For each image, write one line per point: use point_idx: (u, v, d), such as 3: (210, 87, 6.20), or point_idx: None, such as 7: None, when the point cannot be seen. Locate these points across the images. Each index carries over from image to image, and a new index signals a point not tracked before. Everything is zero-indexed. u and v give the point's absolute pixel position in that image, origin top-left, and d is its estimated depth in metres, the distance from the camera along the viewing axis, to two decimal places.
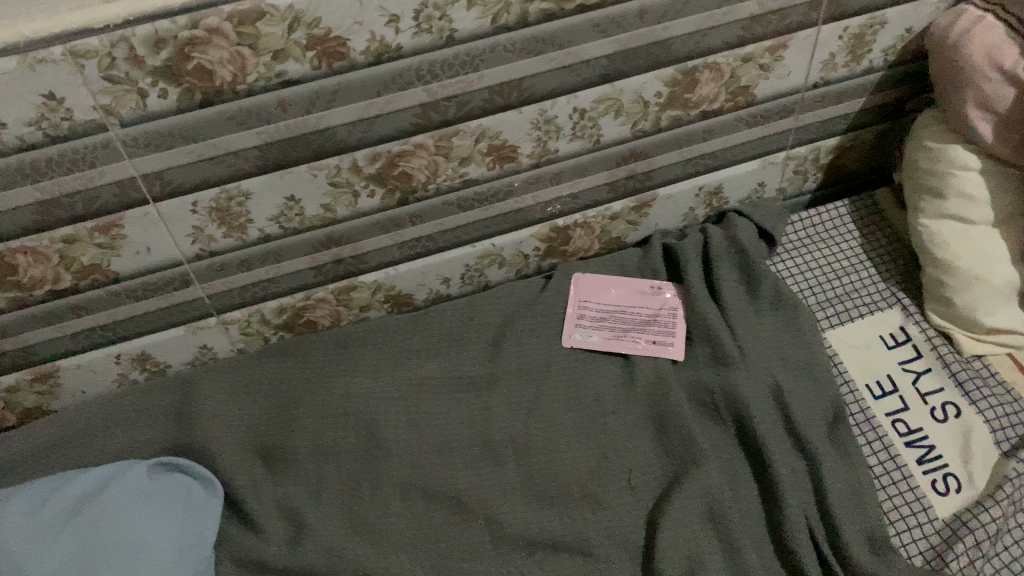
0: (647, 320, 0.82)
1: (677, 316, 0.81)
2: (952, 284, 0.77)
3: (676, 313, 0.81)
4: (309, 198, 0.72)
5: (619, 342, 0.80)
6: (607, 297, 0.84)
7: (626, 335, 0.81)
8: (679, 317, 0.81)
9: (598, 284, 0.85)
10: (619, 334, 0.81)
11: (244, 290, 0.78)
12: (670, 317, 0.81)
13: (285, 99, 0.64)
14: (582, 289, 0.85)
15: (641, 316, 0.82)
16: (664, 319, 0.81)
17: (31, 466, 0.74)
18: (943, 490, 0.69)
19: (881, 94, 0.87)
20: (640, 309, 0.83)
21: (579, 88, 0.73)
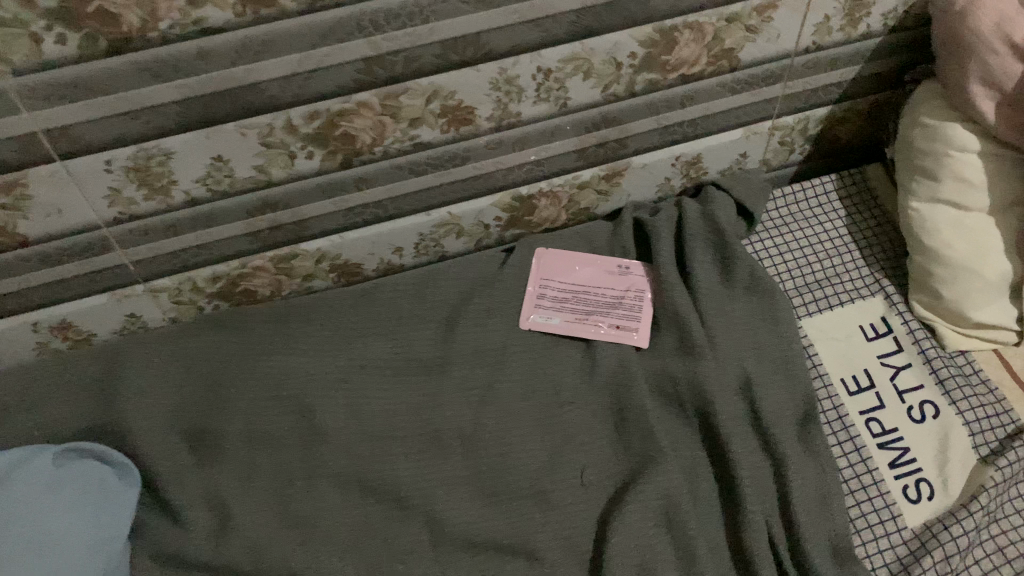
0: (613, 303, 0.76)
1: (644, 299, 0.76)
2: (940, 274, 0.72)
3: (643, 296, 0.76)
4: (240, 159, 0.65)
5: (581, 326, 0.74)
6: (571, 276, 0.78)
7: (589, 318, 0.75)
8: (646, 301, 0.75)
9: (562, 260, 0.79)
10: (582, 317, 0.75)
11: (173, 257, 0.71)
12: (637, 300, 0.75)
13: (207, 49, 0.57)
14: (544, 266, 0.79)
15: (606, 297, 0.76)
16: (631, 302, 0.75)
17: None
18: (914, 497, 0.64)
19: (879, 62, 0.80)
20: (606, 290, 0.77)
21: (544, 45, 0.65)
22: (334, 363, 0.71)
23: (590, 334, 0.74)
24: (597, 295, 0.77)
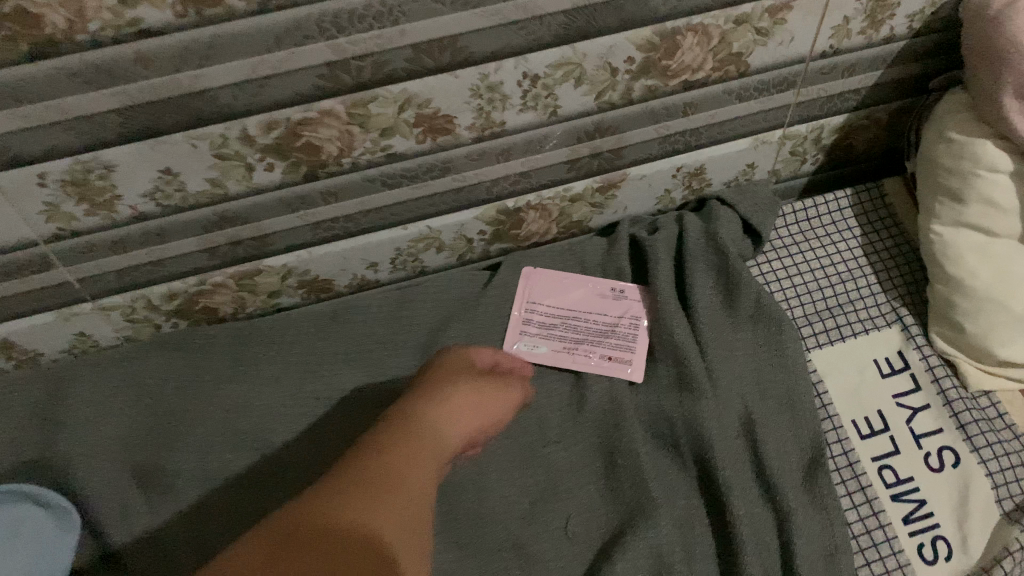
0: (605, 330, 0.70)
1: (639, 327, 0.70)
2: (964, 306, 0.65)
3: (638, 325, 0.70)
4: (191, 172, 0.59)
5: (570, 356, 0.69)
6: (561, 300, 0.72)
7: (578, 347, 0.70)
8: (641, 330, 0.69)
9: (552, 281, 0.73)
10: (571, 345, 0.70)
11: (122, 273, 0.65)
12: (631, 329, 0.70)
13: (145, 54, 0.50)
14: (532, 288, 0.73)
15: (598, 325, 0.71)
16: (625, 330, 0.70)
17: None
18: (930, 558, 0.59)
19: (903, 66, 0.72)
20: (598, 316, 0.71)
21: (530, 49, 0.58)
22: (298, 397, 0.66)
23: (579, 366, 0.68)
24: (588, 320, 0.71)
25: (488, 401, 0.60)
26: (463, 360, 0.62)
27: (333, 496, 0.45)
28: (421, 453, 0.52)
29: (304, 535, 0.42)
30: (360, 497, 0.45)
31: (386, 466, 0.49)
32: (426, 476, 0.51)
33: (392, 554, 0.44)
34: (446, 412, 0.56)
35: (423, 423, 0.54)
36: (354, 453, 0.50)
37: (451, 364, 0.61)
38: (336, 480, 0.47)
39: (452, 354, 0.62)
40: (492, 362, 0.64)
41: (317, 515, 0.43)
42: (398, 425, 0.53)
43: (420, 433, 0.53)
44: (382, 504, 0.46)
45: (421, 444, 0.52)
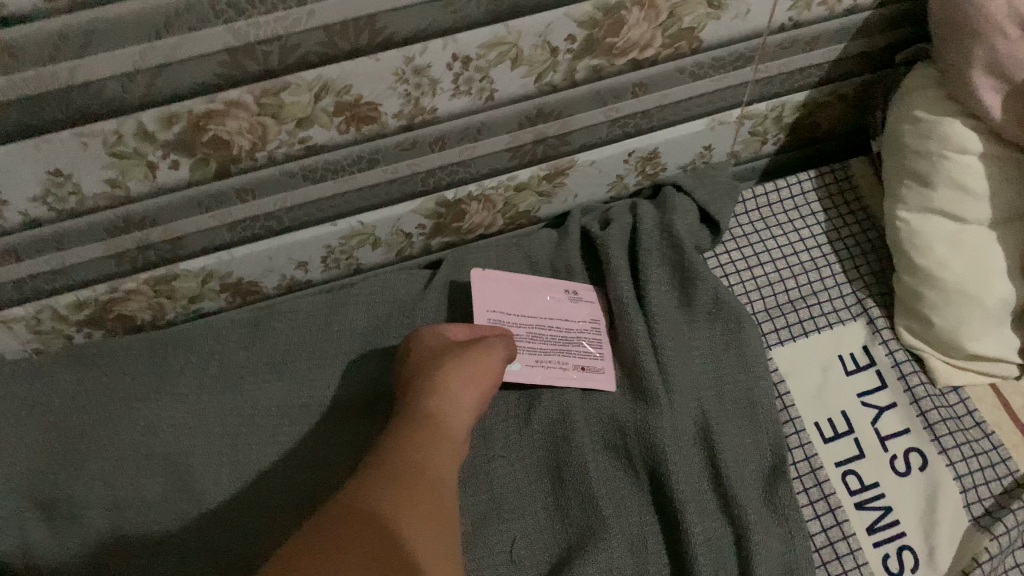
0: (570, 338, 0.64)
1: (602, 333, 0.65)
2: (932, 298, 0.61)
3: (600, 330, 0.65)
4: (84, 173, 0.53)
5: (542, 371, 0.61)
6: (518, 307, 0.64)
7: (546, 359, 0.62)
8: (605, 334, 0.65)
9: (507, 282, 0.65)
10: (539, 359, 0.62)
11: (20, 283, 0.60)
12: (597, 334, 0.64)
13: (12, 44, 0.44)
14: (486, 295, 0.64)
15: (560, 333, 0.64)
16: (592, 337, 0.64)
17: None
18: (896, 570, 0.55)
19: (867, 39, 0.68)
20: (558, 323, 0.64)
21: (459, 29, 0.53)
22: (221, 414, 0.61)
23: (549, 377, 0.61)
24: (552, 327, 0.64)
25: (488, 375, 0.54)
26: (446, 338, 0.58)
27: (361, 500, 0.38)
28: (433, 441, 0.46)
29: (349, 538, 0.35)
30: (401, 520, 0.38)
31: (406, 473, 0.42)
32: (446, 465, 0.45)
33: (429, 552, 0.37)
34: (450, 397, 0.50)
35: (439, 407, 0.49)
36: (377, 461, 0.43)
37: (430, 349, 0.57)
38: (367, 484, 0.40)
39: (435, 335, 0.59)
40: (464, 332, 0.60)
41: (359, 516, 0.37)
42: (418, 433, 0.46)
43: (433, 417, 0.48)
44: (421, 500, 0.40)
45: (434, 439, 0.46)
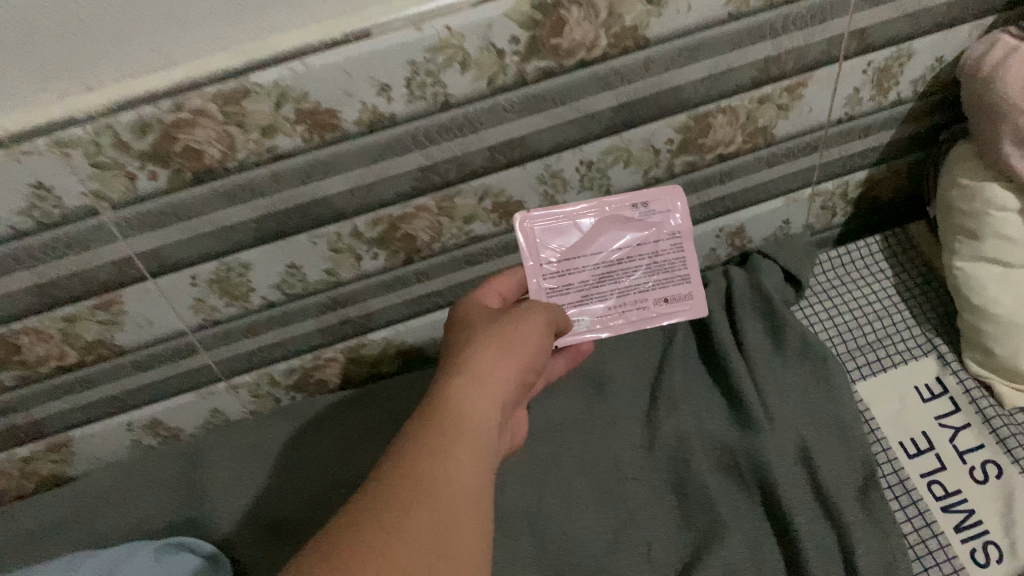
0: (643, 245, 0.73)
1: (680, 246, 0.73)
2: (991, 332, 0.73)
3: (677, 245, 0.73)
4: (310, 265, 0.71)
5: (625, 312, 0.73)
6: (590, 246, 0.72)
7: (627, 295, 0.73)
8: (682, 249, 0.73)
9: (557, 221, 0.72)
10: (621, 301, 0.73)
11: (252, 355, 0.77)
12: (676, 246, 0.73)
13: (278, 173, 0.63)
14: (544, 225, 0.71)
15: (640, 254, 0.72)
16: (665, 251, 0.73)
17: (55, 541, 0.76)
18: (983, 561, 0.65)
19: (914, 124, 0.82)
20: (634, 256, 0.72)
21: (585, 141, 0.70)
22: None
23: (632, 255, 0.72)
24: (622, 270, 0.73)
25: (515, 360, 0.52)
26: (484, 347, 0.52)
27: (383, 497, 0.41)
28: (452, 460, 0.44)
29: (375, 537, 0.39)
30: (423, 521, 0.40)
31: (430, 476, 0.42)
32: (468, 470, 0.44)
33: (457, 552, 0.40)
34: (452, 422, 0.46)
35: (459, 420, 0.46)
36: (396, 450, 0.44)
37: (477, 361, 0.50)
38: (384, 493, 0.41)
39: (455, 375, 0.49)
40: (499, 336, 0.53)
41: (382, 518, 0.40)
42: (440, 427, 0.45)
43: (461, 414, 0.47)
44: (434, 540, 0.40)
45: (461, 443, 0.45)
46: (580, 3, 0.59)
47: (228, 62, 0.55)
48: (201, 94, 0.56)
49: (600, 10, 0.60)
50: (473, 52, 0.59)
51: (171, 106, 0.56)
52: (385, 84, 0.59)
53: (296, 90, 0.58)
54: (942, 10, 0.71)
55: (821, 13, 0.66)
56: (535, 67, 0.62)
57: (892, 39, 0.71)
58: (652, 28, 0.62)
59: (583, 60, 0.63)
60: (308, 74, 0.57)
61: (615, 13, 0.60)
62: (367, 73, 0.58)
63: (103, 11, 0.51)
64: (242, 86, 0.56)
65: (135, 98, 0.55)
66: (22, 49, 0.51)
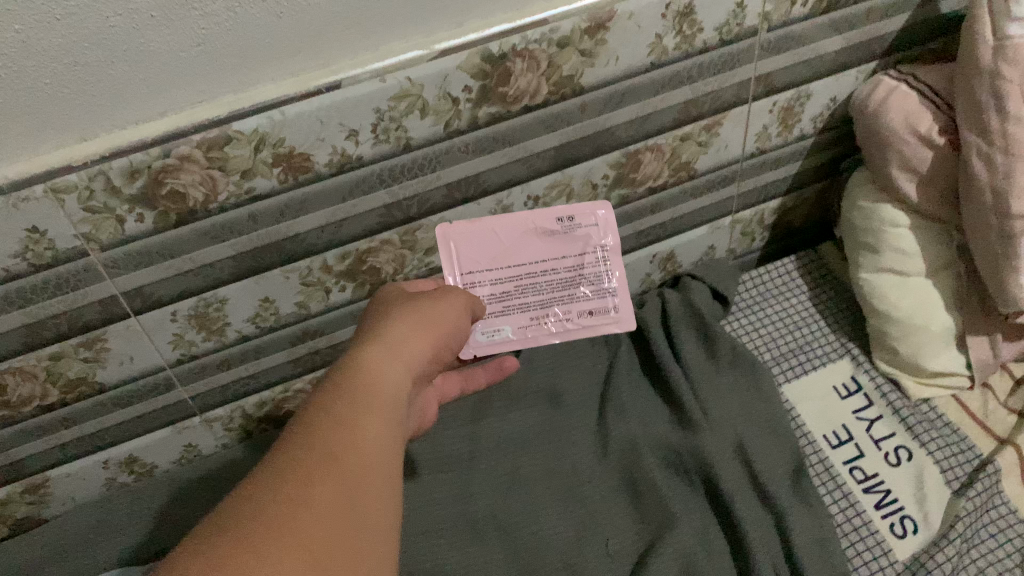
0: (570, 265, 0.81)
1: (600, 262, 0.81)
2: (894, 332, 0.84)
3: (598, 259, 0.81)
4: (283, 298, 0.77)
5: (544, 320, 0.80)
6: (514, 256, 0.79)
7: (548, 305, 0.80)
8: (603, 263, 0.81)
9: (483, 234, 0.78)
10: (540, 311, 0.80)
11: (226, 389, 0.83)
12: (596, 261, 0.81)
13: (256, 213, 0.69)
14: (464, 235, 0.78)
15: (562, 267, 0.80)
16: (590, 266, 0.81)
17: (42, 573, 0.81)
18: (901, 532, 0.74)
19: (817, 156, 0.93)
20: (555, 268, 0.80)
21: (531, 177, 0.78)
22: None
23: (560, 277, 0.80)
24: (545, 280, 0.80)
25: (426, 344, 0.57)
26: (396, 328, 0.56)
27: (304, 445, 0.43)
28: (369, 411, 0.47)
29: (299, 476, 0.41)
30: (344, 463, 0.43)
31: (348, 429, 0.45)
32: (385, 425, 0.47)
33: (374, 490, 0.43)
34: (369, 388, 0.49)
35: (374, 380, 0.50)
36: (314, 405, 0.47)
37: (391, 340, 0.54)
38: (305, 440, 0.44)
39: (370, 347, 0.53)
40: (412, 323, 0.58)
41: (304, 461, 0.42)
42: (351, 391, 0.48)
43: (368, 383, 0.49)
44: (353, 477, 0.42)
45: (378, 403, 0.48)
46: (523, 56, 0.67)
47: (213, 112, 0.61)
48: (188, 141, 0.61)
49: (541, 61, 0.68)
50: (431, 100, 0.67)
51: (160, 153, 0.61)
52: (354, 129, 0.66)
53: (274, 137, 0.64)
54: (832, 57, 0.82)
55: (730, 61, 0.77)
56: (486, 113, 0.70)
57: (793, 82, 0.82)
58: (586, 76, 0.71)
59: (528, 105, 0.71)
60: (285, 122, 0.63)
61: (554, 64, 0.69)
62: (338, 120, 0.65)
63: (100, 69, 0.56)
64: (225, 134, 0.62)
65: (127, 147, 0.60)
66: (24, 104, 0.56)
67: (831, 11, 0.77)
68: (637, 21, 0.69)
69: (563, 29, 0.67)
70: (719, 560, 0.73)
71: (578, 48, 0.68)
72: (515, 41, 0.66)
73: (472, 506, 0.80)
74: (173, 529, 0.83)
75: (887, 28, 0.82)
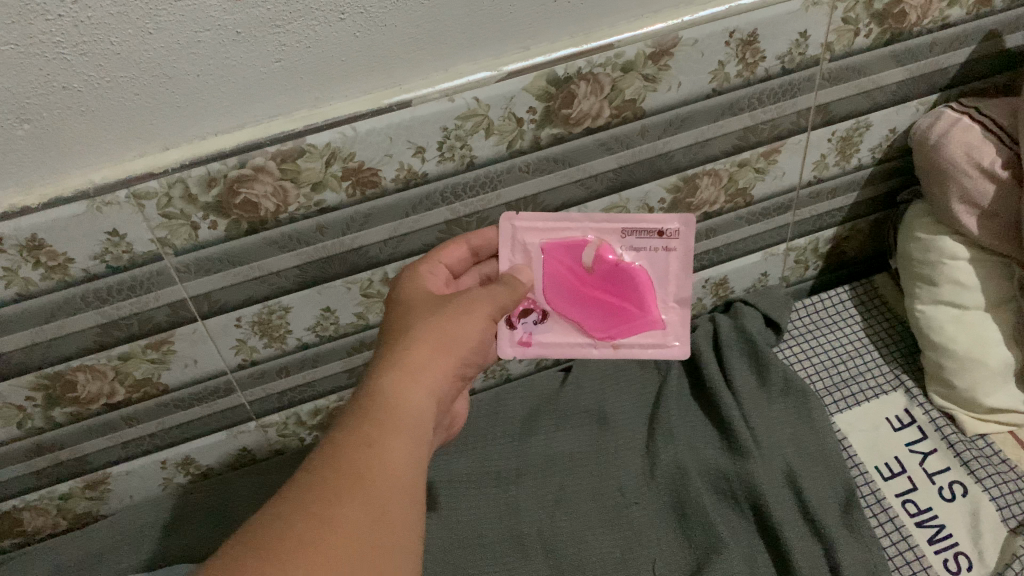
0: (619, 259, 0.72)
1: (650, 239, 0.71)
2: (951, 366, 0.83)
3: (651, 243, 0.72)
4: (343, 308, 0.79)
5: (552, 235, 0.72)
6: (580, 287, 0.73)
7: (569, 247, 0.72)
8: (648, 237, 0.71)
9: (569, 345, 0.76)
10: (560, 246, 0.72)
11: (283, 395, 0.85)
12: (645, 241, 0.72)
13: (324, 225, 0.71)
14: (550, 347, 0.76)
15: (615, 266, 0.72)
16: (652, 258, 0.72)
17: (102, 566, 0.84)
18: (955, 569, 0.73)
19: (873, 186, 0.93)
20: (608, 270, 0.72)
21: (589, 199, 0.79)
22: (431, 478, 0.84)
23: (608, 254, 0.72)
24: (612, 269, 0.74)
25: (454, 353, 0.54)
26: (417, 344, 0.53)
27: (317, 478, 0.45)
28: (390, 441, 0.48)
29: (318, 496, 0.44)
30: (360, 494, 0.44)
31: (362, 464, 0.46)
32: (404, 454, 0.48)
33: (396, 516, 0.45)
34: (393, 404, 0.50)
35: (396, 396, 0.50)
36: (329, 441, 0.48)
37: (411, 359, 0.52)
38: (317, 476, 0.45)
39: (385, 371, 0.52)
40: (435, 328, 0.55)
41: (316, 491, 0.44)
42: (376, 409, 0.49)
43: (392, 398, 0.50)
44: (366, 504, 0.44)
45: (400, 433, 0.49)
46: (587, 79, 0.69)
47: (287, 126, 0.63)
48: (263, 153, 0.64)
49: (604, 85, 0.70)
50: (496, 120, 0.68)
51: (236, 163, 0.64)
52: (421, 146, 0.68)
53: (345, 151, 0.66)
54: (893, 87, 0.82)
55: (790, 90, 0.77)
56: (548, 134, 0.72)
57: (852, 112, 0.83)
58: (648, 101, 0.72)
59: (590, 128, 0.73)
60: (356, 137, 0.65)
61: (617, 88, 0.70)
62: (407, 138, 0.67)
63: (185, 81, 0.59)
64: (298, 147, 0.64)
65: (206, 156, 0.63)
66: (113, 113, 0.59)
67: (893, 43, 0.78)
68: (700, 48, 0.70)
69: (628, 55, 0.68)
70: None
71: (642, 73, 0.70)
72: (580, 65, 0.67)
73: (517, 523, 0.80)
74: (225, 529, 0.85)
75: (950, 61, 0.82)
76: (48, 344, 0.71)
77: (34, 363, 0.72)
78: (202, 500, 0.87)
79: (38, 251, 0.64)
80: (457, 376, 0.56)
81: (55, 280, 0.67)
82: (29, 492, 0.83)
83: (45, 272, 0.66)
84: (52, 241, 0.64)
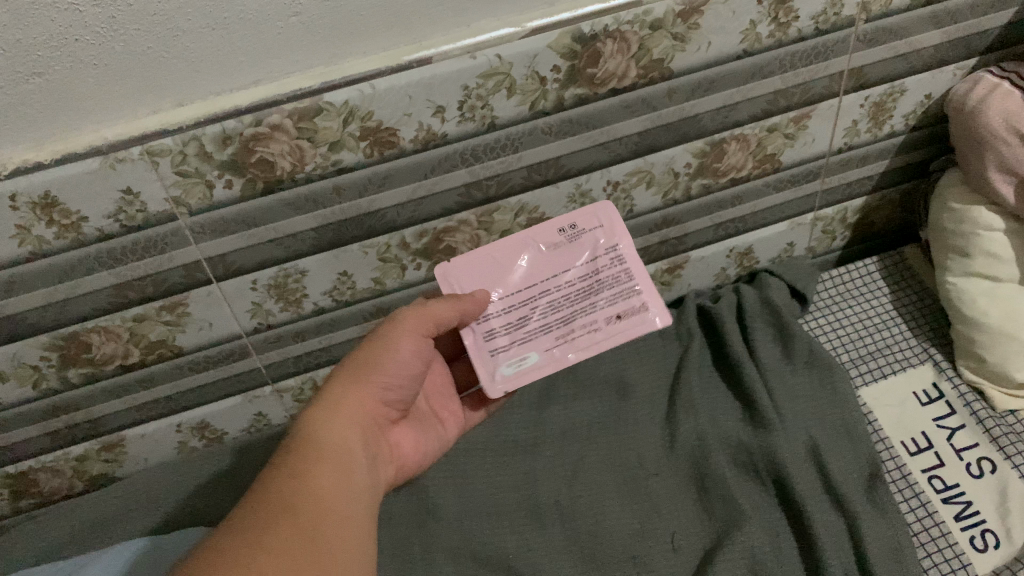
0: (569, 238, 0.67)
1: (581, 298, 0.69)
2: (982, 340, 0.81)
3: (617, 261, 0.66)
4: (360, 273, 0.78)
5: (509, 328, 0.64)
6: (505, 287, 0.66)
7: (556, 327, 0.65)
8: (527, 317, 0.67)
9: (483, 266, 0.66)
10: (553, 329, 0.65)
11: (298, 359, 0.84)
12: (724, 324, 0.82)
13: (340, 186, 0.69)
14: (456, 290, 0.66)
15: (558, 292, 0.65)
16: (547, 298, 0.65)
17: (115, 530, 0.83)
18: (981, 546, 0.72)
19: (906, 155, 0.90)
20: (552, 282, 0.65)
21: (612, 163, 0.77)
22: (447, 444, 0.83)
23: None
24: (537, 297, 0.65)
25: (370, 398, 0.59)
26: (341, 378, 0.59)
27: (256, 514, 0.47)
28: (322, 472, 0.52)
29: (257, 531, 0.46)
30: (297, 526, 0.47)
31: (297, 495, 0.49)
32: (337, 481, 0.52)
33: (333, 545, 0.48)
34: (326, 446, 0.54)
35: (322, 438, 0.54)
36: (267, 475, 0.51)
37: (335, 393, 0.58)
38: (236, 529, 0.46)
39: (312, 414, 0.56)
40: (356, 376, 0.59)
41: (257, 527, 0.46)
42: (305, 452, 0.53)
43: (321, 443, 0.54)
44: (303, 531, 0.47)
45: (324, 461, 0.53)
46: (615, 37, 0.66)
47: (304, 83, 0.62)
48: (280, 111, 0.62)
49: (631, 44, 0.67)
50: (519, 79, 0.66)
51: (252, 120, 0.62)
52: (441, 106, 0.66)
53: (363, 110, 0.64)
54: (929, 51, 0.79)
55: (823, 52, 0.74)
56: (572, 94, 0.69)
57: (887, 76, 0.80)
58: (676, 61, 0.70)
59: (615, 89, 0.70)
60: (375, 96, 0.63)
61: (645, 47, 0.68)
62: (426, 97, 0.65)
63: (201, 34, 0.57)
64: (315, 105, 0.62)
65: (220, 113, 0.61)
66: (125, 68, 0.57)
67: (933, 3, 0.75)
68: (732, 7, 0.67)
69: (657, 12, 0.65)
70: (784, 562, 0.72)
71: (670, 31, 0.67)
72: (608, 22, 0.65)
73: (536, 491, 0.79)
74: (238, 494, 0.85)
75: (992, 23, 0.79)
76: (61, 303, 0.70)
77: (49, 323, 0.71)
78: (216, 464, 0.87)
79: (51, 209, 0.63)
80: (376, 406, 0.61)
81: (69, 239, 0.65)
82: (44, 453, 0.82)
83: (59, 230, 0.65)
84: (64, 200, 0.63)
